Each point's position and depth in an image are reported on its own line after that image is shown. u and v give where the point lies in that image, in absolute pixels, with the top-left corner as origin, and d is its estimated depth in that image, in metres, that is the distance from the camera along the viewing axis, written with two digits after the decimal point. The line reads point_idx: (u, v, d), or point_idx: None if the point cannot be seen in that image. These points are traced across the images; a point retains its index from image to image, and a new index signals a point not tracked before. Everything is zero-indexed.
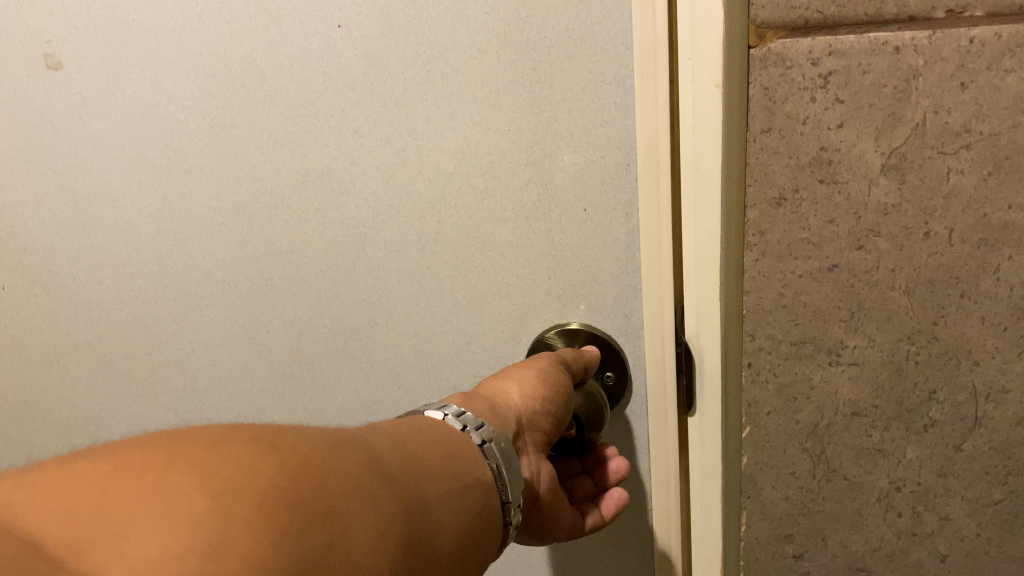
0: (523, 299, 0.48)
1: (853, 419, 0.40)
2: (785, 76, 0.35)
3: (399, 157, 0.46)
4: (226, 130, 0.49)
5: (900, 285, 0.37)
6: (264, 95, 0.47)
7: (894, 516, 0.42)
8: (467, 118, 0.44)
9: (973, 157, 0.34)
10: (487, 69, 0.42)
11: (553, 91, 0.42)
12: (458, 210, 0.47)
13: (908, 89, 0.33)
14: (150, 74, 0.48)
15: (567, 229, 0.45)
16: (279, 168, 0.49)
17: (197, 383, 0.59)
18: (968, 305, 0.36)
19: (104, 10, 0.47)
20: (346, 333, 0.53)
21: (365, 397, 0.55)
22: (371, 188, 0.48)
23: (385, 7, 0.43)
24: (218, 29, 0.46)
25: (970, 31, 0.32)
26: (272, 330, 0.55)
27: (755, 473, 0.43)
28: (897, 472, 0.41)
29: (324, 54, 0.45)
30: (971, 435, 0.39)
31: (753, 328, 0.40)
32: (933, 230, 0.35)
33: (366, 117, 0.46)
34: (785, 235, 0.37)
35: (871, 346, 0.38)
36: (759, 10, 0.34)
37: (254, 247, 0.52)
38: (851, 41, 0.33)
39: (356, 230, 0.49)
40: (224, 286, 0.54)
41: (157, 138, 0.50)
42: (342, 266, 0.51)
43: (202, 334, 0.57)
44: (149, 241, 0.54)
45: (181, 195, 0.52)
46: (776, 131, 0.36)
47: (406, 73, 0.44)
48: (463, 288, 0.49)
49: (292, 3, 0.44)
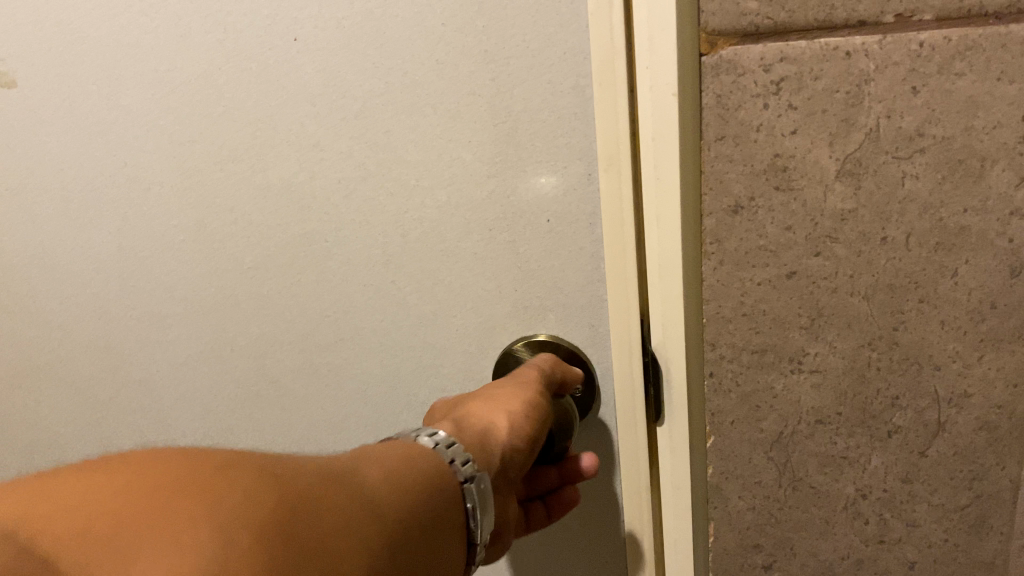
0: (491, 311, 0.47)
1: (817, 426, 0.40)
2: (738, 82, 0.34)
3: (359, 170, 0.45)
4: (185, 146, 0.47)
5: (859, 291, 0.36)
6: (222, 110, 0.45)
7: (862, 523, 0.41)
8: (428, 131, 0.43)
9: (927, 161, 0.34)
10: (446, 81, 0.41)
11: (514, 102, 0.41)
12: (421, 223, 0.46)
13: (860, 94, 0.33)
14: (107, 91, 0.46)
15: (530, 239, 0.44)
16: (239, 184, 0.47)
17: (163, 403, 0.57)
18: (927, 309, 0.36)
19: (58, 27, 0.45)
20: (312, 350, 0.52)
21: (333, 414, 0.54)
22: (333, 203, 0.46)
23: (341, 19, 0.41)
24: (174, 44, 0.44)
25: (919, 35, 0.32)
26: (238, 347, 0.53)
27: (721, 483, 0.43)
28: (863, 480, 0.40)
29: (280, 69, 0.43)
30: (935, 440, 0.39)
31: (714, 337, 0.39)
32: (890, 235, 0.35)
33: (326, 131, 0.44)
34: (742, 244, 0.37)
35: (832, 352, 0.38)
36: (709, 18, 0.34)
37: (217, 265, 0.50)
38: (802, 47, 0.33)
39: (319, 245, 0.48)
40: (189, 304, 0.52)
41: (115, 155, 0.48)
42: (305, 283, 0.49)
43: (167, 352, 0.55)
44: (111, 261, 0.52)
45: (143, 213, 0.50)
46: (730, 139, 0.35)
47: (365, 86, 0.42)
48: (432, 302, 0.48)
49: (247, 17, 0.42)
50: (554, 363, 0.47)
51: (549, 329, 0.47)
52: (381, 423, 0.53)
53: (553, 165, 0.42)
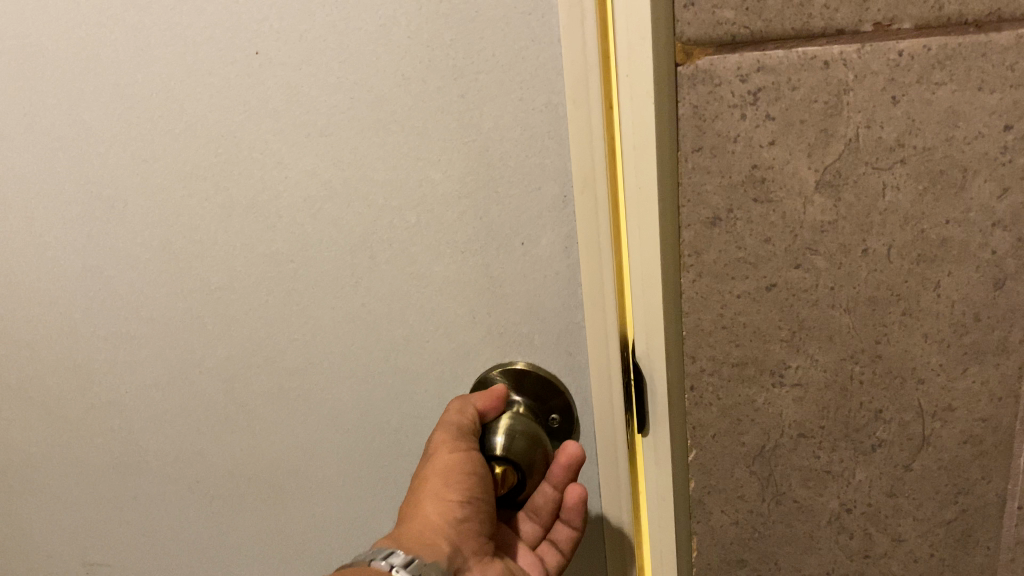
0: (464, 336, 0.46)
1: (800, 440, 0.39)
2: (714, 93, 0.34)
3: (326, 188, 0.44)
4: (148, 163, 0.45)
5: (840, 303, 0.36)
6: (183, 127, 0.44)
7: (847, 538, 0.41)
8: (397, 148, 0.42)
9: (907, 172, 0.33)
10: (414, 97, 0.41)
11: (484, 119, 0.40)
12: (391, 245, 0.44)
13: (839, 104, 0.33)
14: (66, 105, 0.44)
15: (501, 262, 0.44)
16: (203, 203, 0.46)
17: (134, 426, 0.54)
18: (910, 321, 0.36)
19: (14, 38, 0.43)
20: (282, 374, 0.50)
21: (308, 438, 0.51)
22: (299, 222, 0.45)
23: (304, 31, 0.40)
24: (135, 60, 0.43)
25: (899, 45, 0.32)
26: (206, 368, 0.51)
27: (704, 498, 0.42)
28: (847, 493, 0.40)
29: (244, 84, 0.42)
30: (919, 454, 0.38)
31: (694, 350, 0.39)
32: (871, 247, 0.35)
33: (290, 148, 0.43)
34: (721, 256, 0.36)
35: (814, 365, 0.37)
36: (684, 28, 0.33)
37: (183, 286, 0.48)
38: (780, 56, 0.33)
39: (286, 265, 0.46)
40: (162, 328, 0.50)
41: (75, 172, 0.46)
42: (273, 307, 0.48)
43: (135, 375, 0.52)
44: (74, 281, 0.50)
45: (105, 231, 0.48)
46: (707, 150, 0.35)
47: (330, 101, 0.42)
48: (405, 324, 0.46)
49: (208, 30, 0.41)
50: (528, 390, 0.46)
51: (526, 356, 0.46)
52: (354, 449, 0.51)
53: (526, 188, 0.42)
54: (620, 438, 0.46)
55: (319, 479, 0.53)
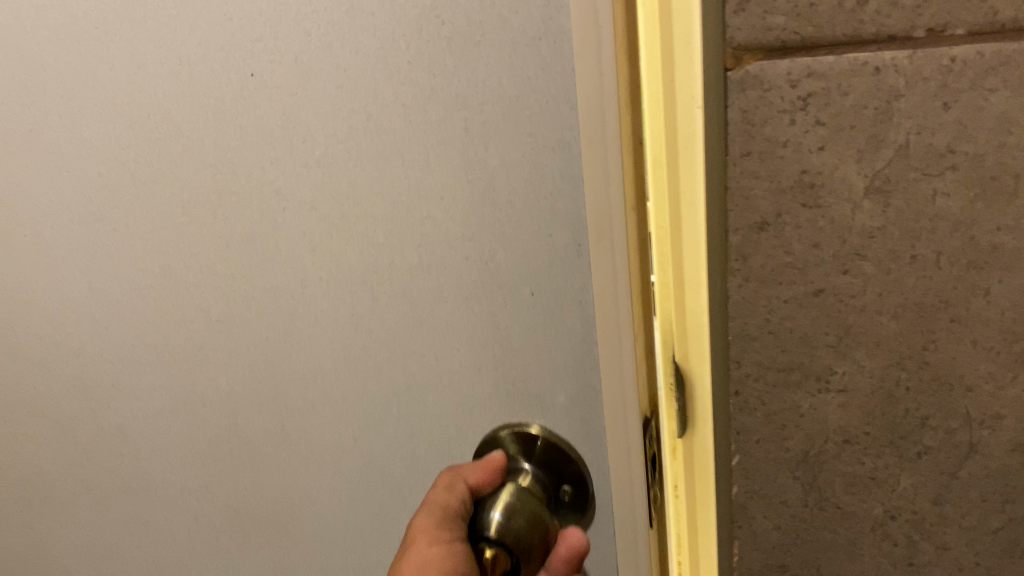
0: (470, 388, 0.49)
1: (844, 446, 0.39)
2: (764, 97, 0.34)
3: (324, 222, 0.48)
4: (147, 184, 0.52)
5: (887, 310, 0.36)
6: (181, 148, 0.50)
7: (891, 544, 0.40)
8: (400, 186, 0.45)
9: (959, 178, 0.33)
10: (416, 128, 0.43)
11: (490, 155, 0.42)
12: (392, 284, 0.48)
13: (889, 110, 0.33)
14: (69, 123, 0.53)
15: (509, 311, 0.45)
16: (202, 229, 0.52)
17: (141, 451, 0.63)
18: (958, 328, 0.36)
19: (18, 56, 0.52)
20: (280, 411, 0.56)
21: (299, 484, 0.58)
22: (299, 255, 0.50)
23: (297, 55, 0.44)
24: (130, 74, 0.49)
25: (952, 51, 0.32)
26: (207, 399, 0.58)
27: (747, 501, 0.42)
28: (892, 500, 0.39)
29: (236, 105, 0.47)
30: (966, 461, 0.38)
31: (739, 355, 0.39)
32: (920, 253, 0.35)
33: (286, 177, 0.48)
34: (768, 261, 0.36)
35: (860, 371, 0.37)
36: (735, 33, 0.34)
37: (184, 312, 0.56)
38: (830, 62, 0.33)
39: (285, 300, 0.52)
40: (161, 350, 0.58)
41: (85, 197, 0.55)
42: (270, 337, 0.53)
43: (140, 401, 0.60)
44: (85, 298, 0.59)
45: (109, 251, 0.56)
46: (756, 155, 0.35)
47: (326, 128, 0.45)
48: (423, 359, 0.49)
49: (201, 51, 0.46)
50: (539, 457, 0.48)
51: (541, 421, 0.48)
52: (354, 493, 0.56)
53: (535, 232, 0.42)
54: (637, 475, 0.46)
55: (314, 529, 0.59)
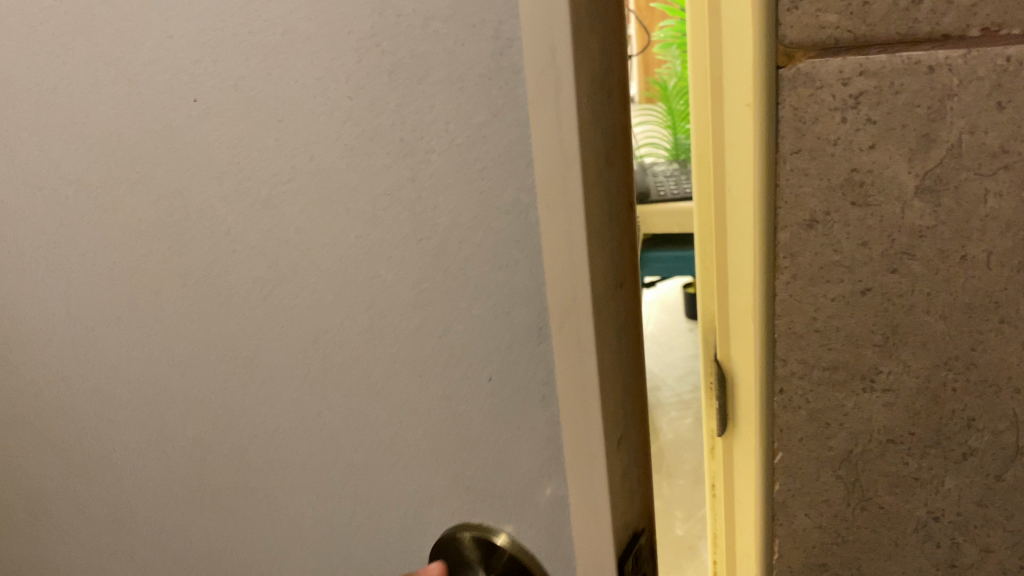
0: (426, 479, 0.41)
1: (888, 446, 0.39)
2: (815, 96, 0.34)
3: (276, 272, 0.41)
4: (110, 212, 0.47)
5: (935, 310, 0.35)
6: (136, 177, 0.44)
7: (933, 546, 0.40)
8: (346, 238, 0.38)
9: (1013, 178, 0.32)
10: (360, 173, 0.36)
11: (439, 213, 0.34)
12: (347, 348, 0.40)
13: (943, 109, 0.32)
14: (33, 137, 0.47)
15: (464, 397, 0.37)
16: (162, 265, 0.46)
17: (123, 485, 0.57)
18: (1009, 330, 0.35)
19: None
20: (247, 471, 0.49)
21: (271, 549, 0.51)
22: (252, 306, 0.43)
23: (239, 81, 0.37)
24: (84, 92, 0.44)
25: (1007, 50, 0.31)
26: (180, 443, 0.52)
27: (788, 499, 0.42)
28: (936, 502, 0.39)
29: (184, 133, 0.41)
30: (1012, 465, 0.37)
31: (785, 352, 0.39)
32: (970, 253, 0.34)
33: (236, 218, 0.41)
34: (816, 259, 0.37)
35: (906, 371, 0.37)
36: (787, 31, 0.34)
37: (155, 352, 0.50)
38: (883, 60, 0.33)
39: (244, 352, 0.45)
40: (132, 387, 0.52)
41: (48, 219, 0.50)
42: (232, 390, 0.47)
43: (117, 437, 0.55)
44: (60, 323, 0.53)
45: (81, 277, 0.50)
46: (806, 152, 0.35)
47: (272, 164, 0.38)
48: (360, 446, 0.42)
49: (150, 69, 0.40)
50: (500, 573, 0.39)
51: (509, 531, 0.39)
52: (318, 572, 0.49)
53: (492, 303, 0.35)
54: None
55: None
